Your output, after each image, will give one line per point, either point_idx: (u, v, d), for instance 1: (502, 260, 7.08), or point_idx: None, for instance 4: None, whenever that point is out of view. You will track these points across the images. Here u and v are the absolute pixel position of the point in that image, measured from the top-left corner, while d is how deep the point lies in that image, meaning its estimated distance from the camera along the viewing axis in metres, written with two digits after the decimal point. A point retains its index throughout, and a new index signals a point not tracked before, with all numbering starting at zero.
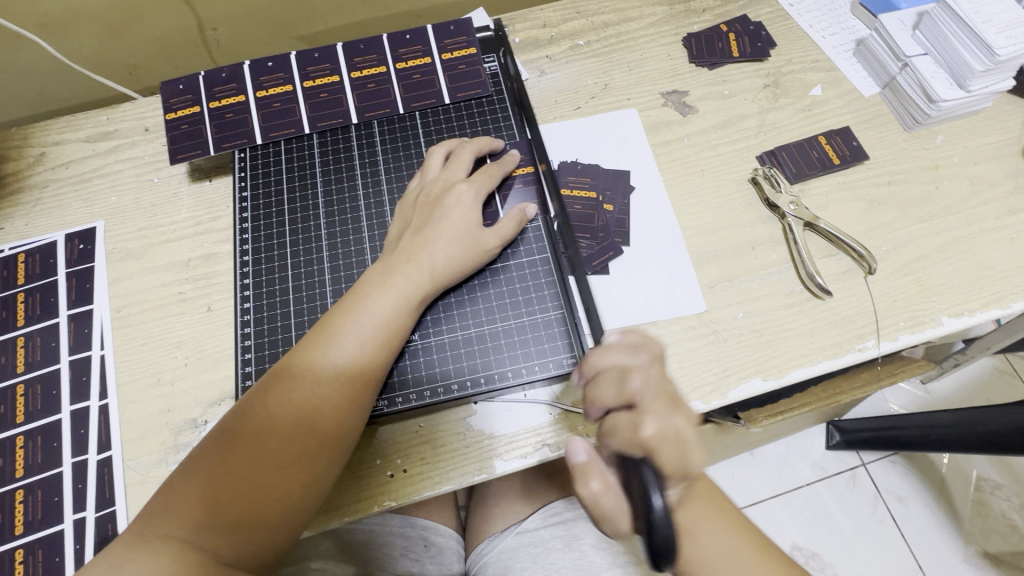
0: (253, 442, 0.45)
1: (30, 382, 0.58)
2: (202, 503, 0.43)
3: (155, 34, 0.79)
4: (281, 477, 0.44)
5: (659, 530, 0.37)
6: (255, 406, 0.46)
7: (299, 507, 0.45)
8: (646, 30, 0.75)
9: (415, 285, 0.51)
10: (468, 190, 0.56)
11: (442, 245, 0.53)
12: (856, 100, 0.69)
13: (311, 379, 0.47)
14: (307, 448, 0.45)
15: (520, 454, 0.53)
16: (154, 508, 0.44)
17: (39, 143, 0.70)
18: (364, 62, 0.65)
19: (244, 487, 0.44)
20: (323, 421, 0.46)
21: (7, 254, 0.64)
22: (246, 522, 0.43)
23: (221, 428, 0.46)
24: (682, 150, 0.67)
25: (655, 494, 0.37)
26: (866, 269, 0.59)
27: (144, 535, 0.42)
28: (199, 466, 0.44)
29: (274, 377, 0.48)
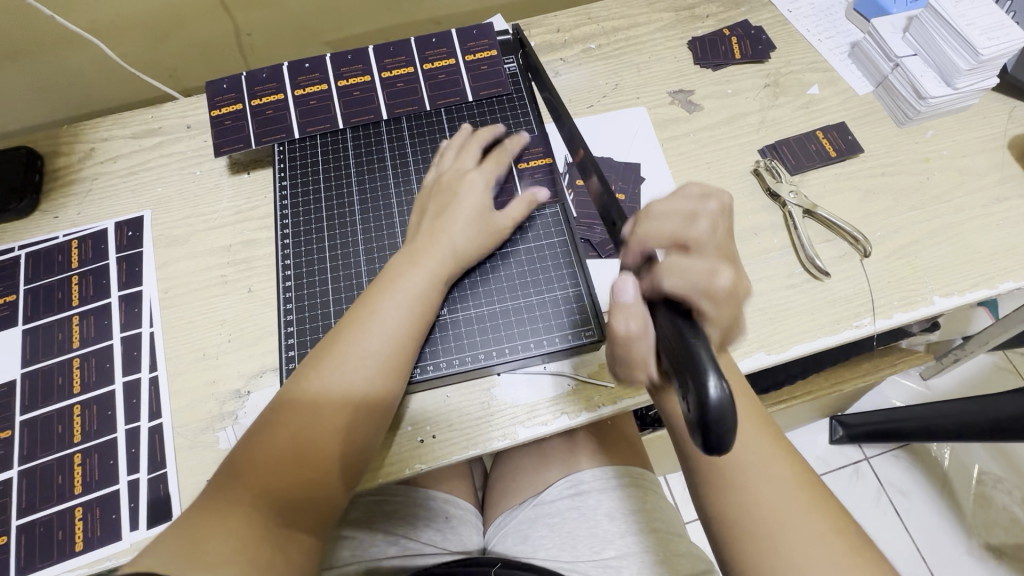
0: (305, 413, 0.49)
1: (86, 356, 0.62)
2: (258, 473, 0.47)
3: (196, 40, 0.84)
4: (330, 445, 0.49)
5: (713, 412, 0.31)
6: (305, 382, 0.50)
7: (346, 472, 0.49)
8: (653, 34, 0.80)
9: (437, 263, 0.56)
10: (479, 177, 0.61)
11: (460, 225, 0.58)
12: (851, 98, 0.74)
13: (353, 356, 0.51)
14: (352, 419, 0.50)
15: (540, 422, 0.57)
16: (218, 483, 0.47)
17: (89, 139, 0.75)
18: (394, 63, 0.71)
19: (301, 454, 0.48)
20: (365, 395, 0.51)
21: (61, 240, 0.68)
22: (301, 488, 0.47)
23: (270, 405, 0.51)
24: (689, 144, 0.72)
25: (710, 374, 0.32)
26: (862, 252, 0.64)
27: (213, 505, 0.45)
28: (256, 440, 0.48)
29: (316, 358, 0.52)
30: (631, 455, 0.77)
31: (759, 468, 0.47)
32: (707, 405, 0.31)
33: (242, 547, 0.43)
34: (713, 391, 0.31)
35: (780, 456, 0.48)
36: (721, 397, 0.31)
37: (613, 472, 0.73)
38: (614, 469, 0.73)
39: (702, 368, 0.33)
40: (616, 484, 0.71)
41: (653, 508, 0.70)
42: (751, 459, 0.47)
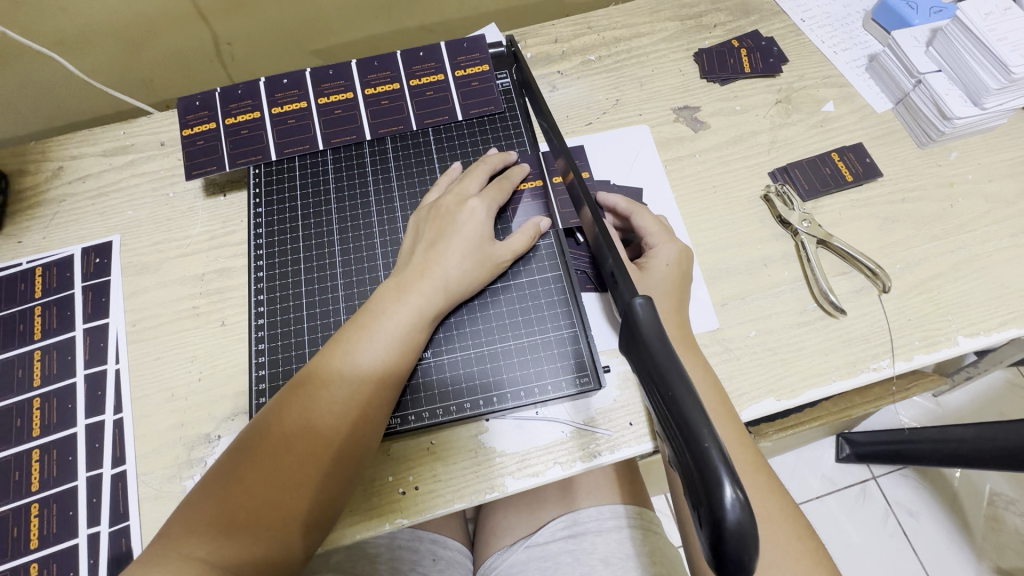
0: (270, 460, 0.45)
1: (47, 396, 0.58)
2: (219, 519, 0.43)
3: (170, 49, 0.80)
4: (300, 497, 0.44)
5: (729, 537, 0.27)
6: (274, 423, 0.46)
7: (314, 521, 0.45)
8: (657, 45, 0.75)
9: (429, 299, 0.52)
10: (480, 205, 0.57)
11: (456, 259, 0.53)
12: (869, 116, 0.69)
13: (326, 396, 0.47)
14: (322, 463, 0.45)
15: (532, 472, 0.53)
16: (173, 527, 0.43)
17: (57, 157, 0.71)
18: (378, 79, 0.66)
19: (263, 506, 0.43)
20: (339, 438, 0.46)
21: (24, 267, 0.64)
22: (264, 537, 0.43)
23: (238, 440, 0.47)
24: (694, 166, 0.67)
25: (728, 484, 0.27)
26: (880, 287, 0.59)
27: (164, 555, 0.42)
28: (216, 487, 0.44)
29: (290, 399, 0.47)
30: (633, 492, 0.72)
31: (776, 561, 0.43)
32: (724, 527, 0.27)
33: None
34: (729, 512, 0.27)
35: (771, 534, 0.44)
36: (738, 512, 0.27)
37: (610, 512, 0.68)
38: (612, 509, 0.69)
39: (717, 480, 0.27)
40: (612, 526, 0.67)
41: (655, 551, 0.64)
42: (767, 554, 0.43)
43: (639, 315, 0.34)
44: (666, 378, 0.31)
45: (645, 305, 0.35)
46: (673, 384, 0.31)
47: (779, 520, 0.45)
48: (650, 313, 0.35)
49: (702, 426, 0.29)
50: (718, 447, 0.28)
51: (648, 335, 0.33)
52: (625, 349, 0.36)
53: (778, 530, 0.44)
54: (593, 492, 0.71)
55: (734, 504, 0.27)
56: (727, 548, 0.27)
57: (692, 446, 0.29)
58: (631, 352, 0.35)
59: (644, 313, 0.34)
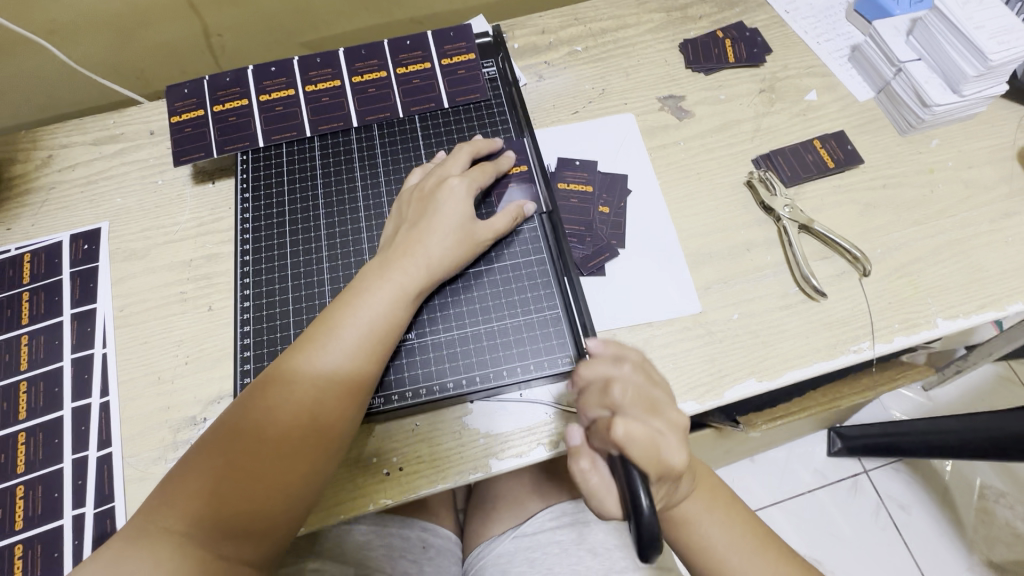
0: (253, 436, 0.45)
1: (34, 379, 0.58)
2: (200, 494, 0.43)
3: (160, 39, 0.80)
4: (283, 473, 0.45)
5: (646, 527, 0.38)
6: (256, 400, 0.47)
7: (297, 497, 0.45)
8: (643, 36, 0.76)
9: (412, 279, 0.52)
10: (463, 187, 0.57)
11: (439, 239, 0.54)
12: (851, 104, 0.70)
13: (308, 371, 0.47)
14: (305, 438, 0.46)
15: (515, 453, 0.53)
16: (154, 502, 0.44)
17: (47, 146, 0.72)
18: (365, 67, 0.67)
19: (245, 480, 0.44)
20: (321, 414, 0.47)
21: (13, 253, 0.65)
22: (248, 515, 0.43)
23: (221, 419, 0.47)
24: (678, 153, 0.68)
25: (642, 490, 0.39)
26: (861, 271, 0.60)
27: (145, 530, 0.42)
28: (199, 462, 0.45)
29: (273, 374, 0.48)
30: None
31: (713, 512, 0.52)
32: (640, 521, 0.38)
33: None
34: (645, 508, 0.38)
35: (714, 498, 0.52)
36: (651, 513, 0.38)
37: None
38: None
39: (637, 490, 0.39)
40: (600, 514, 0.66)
41: None
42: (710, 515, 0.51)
43: None
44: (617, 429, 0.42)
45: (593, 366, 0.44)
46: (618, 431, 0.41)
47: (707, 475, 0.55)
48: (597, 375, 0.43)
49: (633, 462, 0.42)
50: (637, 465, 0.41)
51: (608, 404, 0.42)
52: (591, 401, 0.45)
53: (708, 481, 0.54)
54: None
55: (647, 507, 0.39)
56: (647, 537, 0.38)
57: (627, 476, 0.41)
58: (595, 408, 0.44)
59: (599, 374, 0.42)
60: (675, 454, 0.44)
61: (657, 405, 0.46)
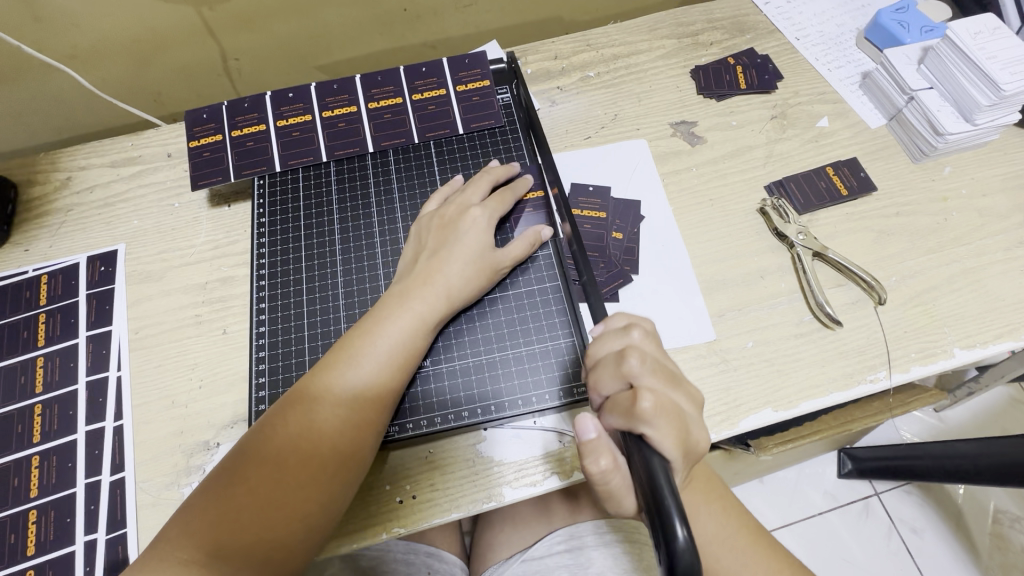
0: (274, 463, 0.45)
1: (48, 402, 0.59)
2: (219, 523, 0.43)
3: (178, 62, 0.81)
4: (303, 501, 0.45)
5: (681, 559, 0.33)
6: (277, 427, 0.47)
7: (315, 526, 0.45)
8: (655, 62, 0.77)
9: (433, 304, 0.52)
10: (481, 214, 0.58)
11: (457, 266, 0.54)
12: (863, 131, 0.70)
13: (329, 398, 0.48)
14: (325, 465, 0.46)
15: (529, 482, 0.53)
16: (172, 531, 0.43)
17: (67, 168, 0.73)
18: (381, 93, 0.67)
19: (265, 509, 0.44)
20: (342, 441, 0.47)
21: (30, 274, 0.65)
22: (267, 544, 0.43)
23: (241, 445, 0.47)
24: (691, 179, 0.68)
25: (678, 520, 0.34)
26: (876, 300, 0.60)
27: (162, 559, 0.42)
28: (219, 489, 0.44)
29: (293, 401, 0.48)
30: None
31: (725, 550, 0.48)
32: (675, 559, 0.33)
33: None
34: (682, 541, 0.34)
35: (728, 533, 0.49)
36: (689, 546, 0.34)
37: (606, 527, 0.67)
38: (606, 523, 0.67)
39: (669, 515, 0.35)
40: (610, 540, 0.65)
41: (651, 567, 0.64)
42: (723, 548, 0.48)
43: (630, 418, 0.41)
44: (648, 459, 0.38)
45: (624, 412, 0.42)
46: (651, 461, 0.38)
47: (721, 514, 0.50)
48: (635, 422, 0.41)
49: (656, 463, 0.38)
50: (672, 492, 0.36)
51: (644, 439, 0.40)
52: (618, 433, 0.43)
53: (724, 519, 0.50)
54: (591, 506, 0.71)
55: (684, 541, 0.34)
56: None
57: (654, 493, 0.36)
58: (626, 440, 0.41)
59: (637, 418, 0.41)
60: (693, 428, 0.43)
61: (675, 383, 0.44)
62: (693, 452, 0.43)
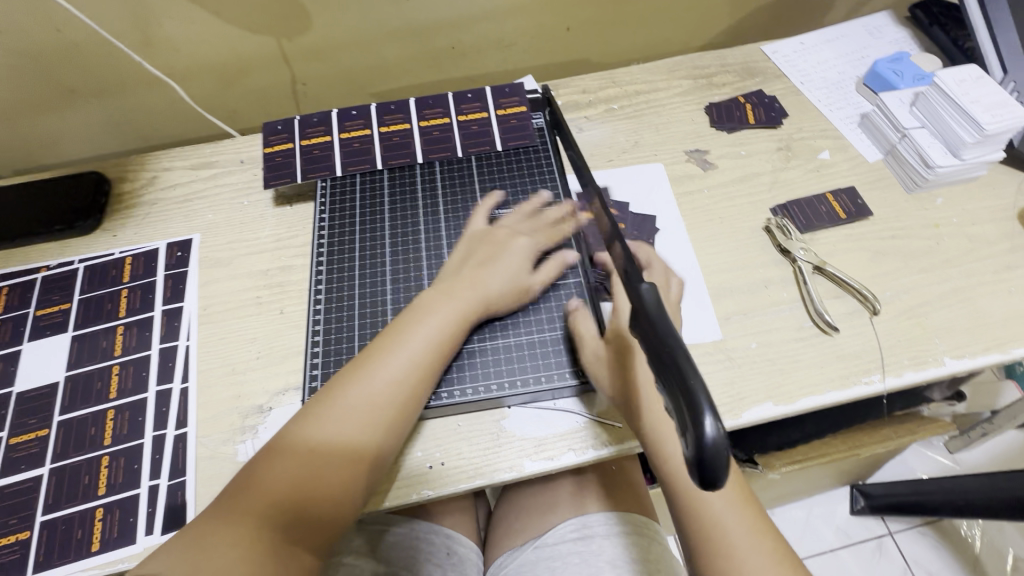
0: (330, 430, 0.52)
1: (125, 364, 0.66)
2: (279, 483, 0.49)
3: (254, 85, 0.93)
4: (350, 467, 0.51)
5: (711, 451, 0.32)
6: (333, 398, 0.53)
7: (359, 492, 0.52)
8: (673, 98, 0.86)
9: (465, 306, 0.60)
10: (527, 242, 0.66)
11: (493, 275, 0.63)
12: (862, 164, 0.78)
13: (380, 378, 0.54)
14: (372, 438, 0.53)
15: (548, 456, 0.58)
16: (237, 487, 0.50)
17: (153, 169, 0.84)
18: (432, 113, 0.77)
19: (318, 472, 0.50)
20: (389, 418, 0.54)
21: (117, 256, 0.75)
22: (308, 518, 0.49)
23: (301, 412, 0.54)
24: (702, 200, 0.76)
25: (709, 411, 0.33)
26: (871, 310, 0.65)
27: (228, 512, 0.48)
28: (280, 451, 0.51)
29: (347, 377, 0.55)
30: (635, 500, 0.75)
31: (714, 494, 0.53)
32: (705, 449, 0.32)
33: (255, 555, 0.46)
34: (710, 435, 0.33)
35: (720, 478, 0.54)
36: (716, 437, 0.33)
37: (616, 518, 0.71)
38: (617, 515, 0.71)
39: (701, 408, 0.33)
40: (619, 530, 0.70)
41: (657, 558, 0.68)
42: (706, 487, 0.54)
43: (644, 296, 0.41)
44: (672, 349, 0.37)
45: (649, 289, 0.41)
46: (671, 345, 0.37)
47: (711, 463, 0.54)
48: (652, 296, 0.41)
49: (681, 352, 0.36)
50: (704, 388, 0.34)
51: (652, 312, 0.40)
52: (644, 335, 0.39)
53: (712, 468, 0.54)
54: (602, 498, 0.74)
55: (714, 430, 0.33)
56: (709, 467, 0.33)
57: (687, 396, 0.34)
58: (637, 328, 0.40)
59: (649, 295, 0.41)
60: (627, 320, 0.60)
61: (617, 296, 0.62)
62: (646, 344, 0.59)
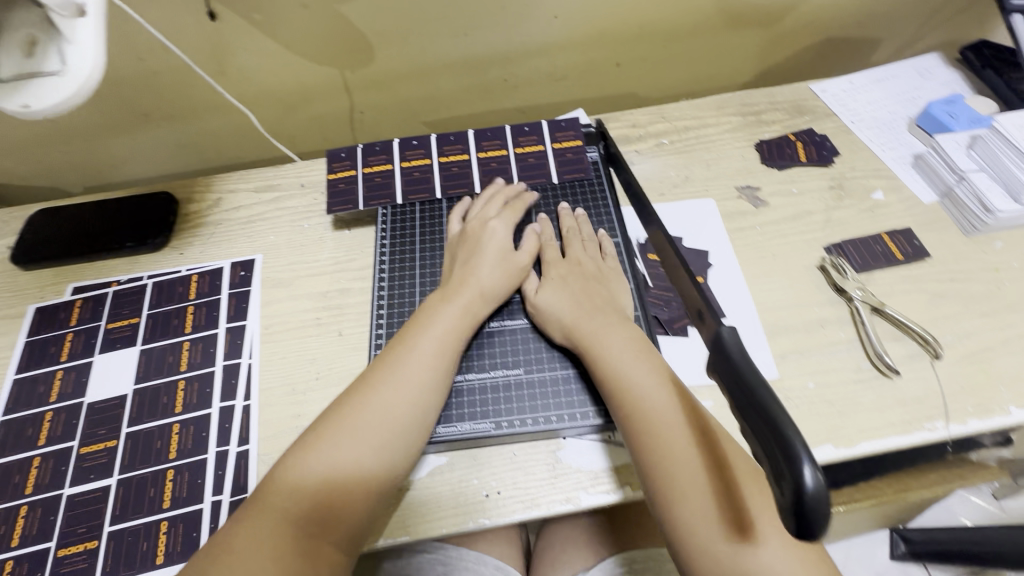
0: (343, 427, 0.54)
1: (190, 379, 0.69)
2: (299, 481, 0.52)
3: (315, 112, 0.97)
4: (364, 459, 0.53)
5: (810, 500, 0.32)
6: (349, 398, 0.57)
7: (376, 484, 0.53)
8: (723, 134, 0.87)
9: (466, 303, 0.63)
10: (499, 225, 0.70)
11: (488, 271, 0.66)
12: (916, 205, 0.77)
13: (389, 375, 0.57)
14: (384, 431, 0.54)
15: (604, 490, 0.58)
16: (263, 489, 0.52)
17: (218, 190, 0.87)
18: (489, 145, 0.80)
19: (335, 466, 0.52)
20: (400, 410, 0.56)
21: (184, 273, 0.78)
22: (330, 516, 0.51)
23: (321, 416, 0.57)
24: (755, 236, 0.76)
25: (808, 461, 0.33)
26: (932, 354, 0.64)
27: (254, 512, 0.50)
28: (300, 451, 0.54)
29: (362, 378, 0.58)
30: None
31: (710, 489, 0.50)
32: (805, 498, 0.32)
33: (281, 553, 0.48)
34: (809, 484, 0.33)
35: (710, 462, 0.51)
36: (816, 486, 0.33)
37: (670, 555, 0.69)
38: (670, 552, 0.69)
39: (798, 458, 0.34)
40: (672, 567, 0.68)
41: None
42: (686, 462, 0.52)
43: (727, 339, 0.42)
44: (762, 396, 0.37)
45: (732, 334, 0.42)
46: (761, 391, 0.38)
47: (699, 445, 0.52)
48: (736, 341, 0.42)
49: (772, 400, 0.37)
50: (799, 436, 0.35)
51: (737, 356, 0.41)
52: (730, 380, 0.40)
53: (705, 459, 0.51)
54: (651, 534, 0.73)
55: (813, 480, 0.33)
56: (811, 517, 0.32)
57: (783, 446, 0.35)
58: (723, 372, 0.41)
59: (733, 339, 0.42)
60: (555, 255, 0.70)
61: (540, 234, 0.73)
62: (577, 271, 0.67)
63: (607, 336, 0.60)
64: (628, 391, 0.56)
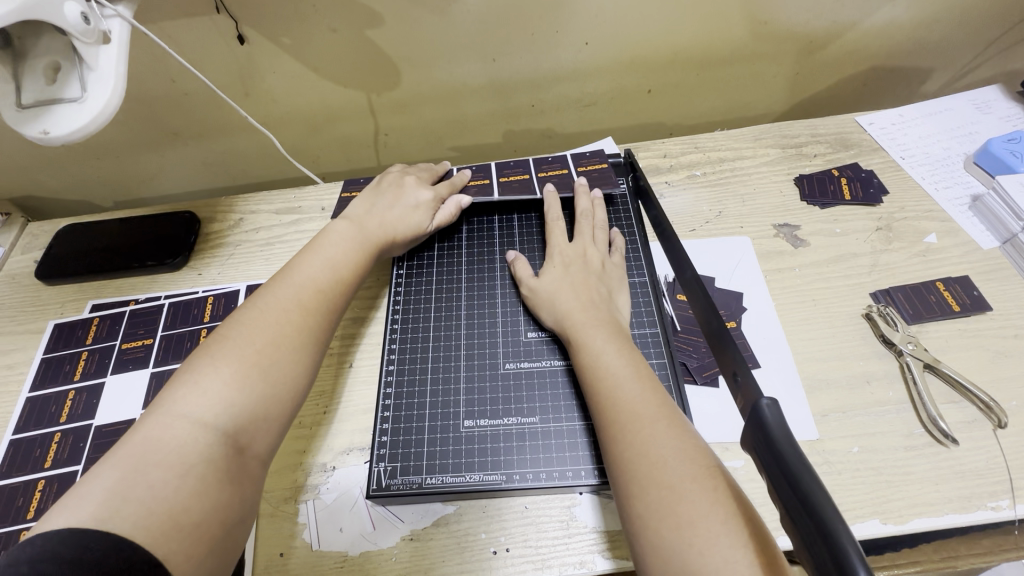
0: (253, 328, 0.54)
1: None
2: (205, 380, 0.49)
3: (340, 134, 0.97)
4: (281, 351, 0.53)
5: None
6: (254, 308, 0.56)
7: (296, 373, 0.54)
8: (759, 167, 0.83)
9: (374, 234, 0.68)
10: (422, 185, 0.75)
11: (397, 210, 0.71)
12: (975, 251, 0.71)
13: (300, 283, 0.60)
14: (299, 325, 0.56)
15: (621, 555, 0.53)
16: (158, 403, 0.48)
17: (240, 210, 0.87)
18: (511, 172, 0.80)
19: (249, 358, 0.51)
20: (315, 309, 0.58)
21: (200, 295, 0.77)
22: (249, 409, 0.49)
23: (214, 333, 0.55)
24: (794, 279, 0.71)
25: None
26: (995, 422, 0.58)
27: (150, 419, 0.46)
28: (197, 360, 0.51)
29: (262, 293, 0.59)
30: None
31: (693, 519, 0.42)
32: None
33: (196, 445, 0.45)
34: None
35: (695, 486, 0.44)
36: None
37: None
38: None
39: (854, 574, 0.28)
40: None
41: None
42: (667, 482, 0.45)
43: (767, 415, 0.37)
44: (808, 491, 0.32)
45: (774, 410, 0.37)
46: (807, 483, 0.33)
47: (685, 465, 0.46)
48: (779, 419, 0.37)
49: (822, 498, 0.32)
50: (854, 545, 0.29)
51: (779, 438, 0.36)
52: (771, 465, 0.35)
53: (694, 489, 0.44)
54: None
55: None
56: None
57: (830, 546, 0.30)
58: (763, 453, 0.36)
59: (775, 417, 0.37)
60: (559, 241, 0.70)
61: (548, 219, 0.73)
62: (580, 262, 0.67)
63: (595, 324, 0.59)
64: (607, 379, 0.53)
